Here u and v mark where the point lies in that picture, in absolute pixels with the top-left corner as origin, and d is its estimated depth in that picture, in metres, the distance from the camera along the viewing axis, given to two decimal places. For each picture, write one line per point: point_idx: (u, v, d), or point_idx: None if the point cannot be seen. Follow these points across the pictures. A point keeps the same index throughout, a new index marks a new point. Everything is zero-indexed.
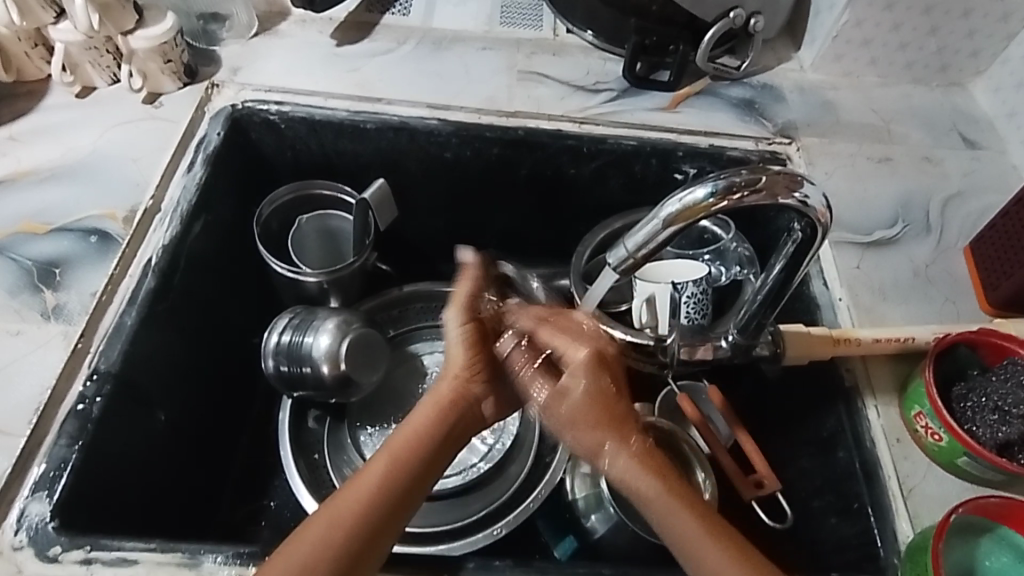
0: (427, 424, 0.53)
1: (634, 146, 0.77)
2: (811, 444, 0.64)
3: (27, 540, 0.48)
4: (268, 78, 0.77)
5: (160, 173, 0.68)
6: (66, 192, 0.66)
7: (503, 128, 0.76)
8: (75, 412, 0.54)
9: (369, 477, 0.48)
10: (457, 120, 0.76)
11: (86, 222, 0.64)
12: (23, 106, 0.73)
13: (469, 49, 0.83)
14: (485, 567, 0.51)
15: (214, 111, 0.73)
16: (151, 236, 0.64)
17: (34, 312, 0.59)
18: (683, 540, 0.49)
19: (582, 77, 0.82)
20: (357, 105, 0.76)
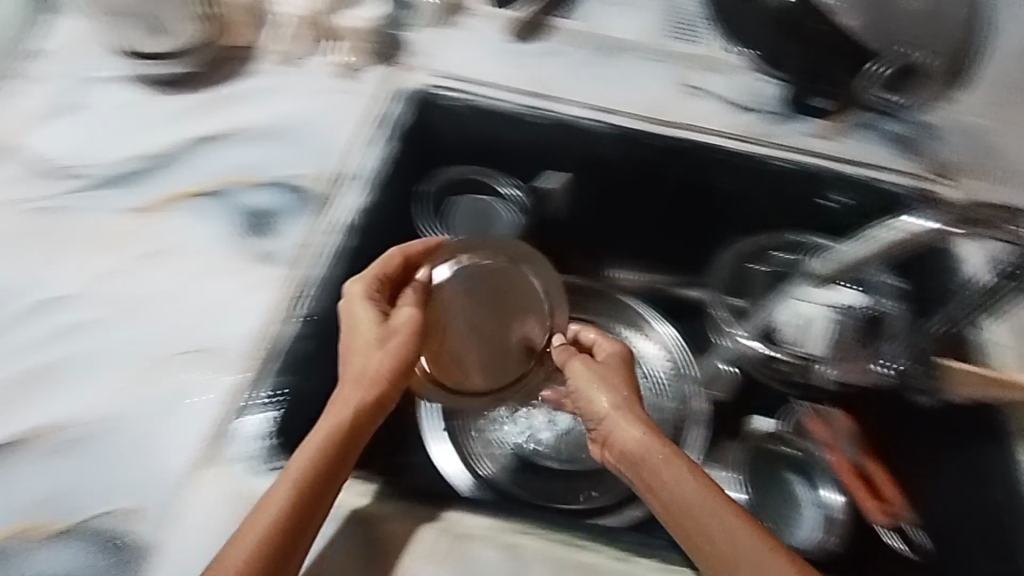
0: (319, 442, 0.52)
1: (786, 169, 0.79)
2: (956, 472, 0.65)
3: (252, 453, 0.55)
4: (450, 68, 0.82)
5: (357, 145, 0.75)
6: (272, 151, 0.73)
7: (664, 136, 0.81)
8: (285, 349, 0.60)
9: (275, 502, 0.49)
10: (618, 125, 0.81)
11: (295, 182, 0.71)
12: (235, 69, 0.79)
13: (637, 59, 0.86)
14: (648, 544, 0.56)
15: (401, 91, 0.79)
16: (348, 199, 0.71)
17: (247, 256, 0.66)
18: (694, 512, 0.49)
19: (742, 96, 0.84)
20: (530, 100, 0.81)
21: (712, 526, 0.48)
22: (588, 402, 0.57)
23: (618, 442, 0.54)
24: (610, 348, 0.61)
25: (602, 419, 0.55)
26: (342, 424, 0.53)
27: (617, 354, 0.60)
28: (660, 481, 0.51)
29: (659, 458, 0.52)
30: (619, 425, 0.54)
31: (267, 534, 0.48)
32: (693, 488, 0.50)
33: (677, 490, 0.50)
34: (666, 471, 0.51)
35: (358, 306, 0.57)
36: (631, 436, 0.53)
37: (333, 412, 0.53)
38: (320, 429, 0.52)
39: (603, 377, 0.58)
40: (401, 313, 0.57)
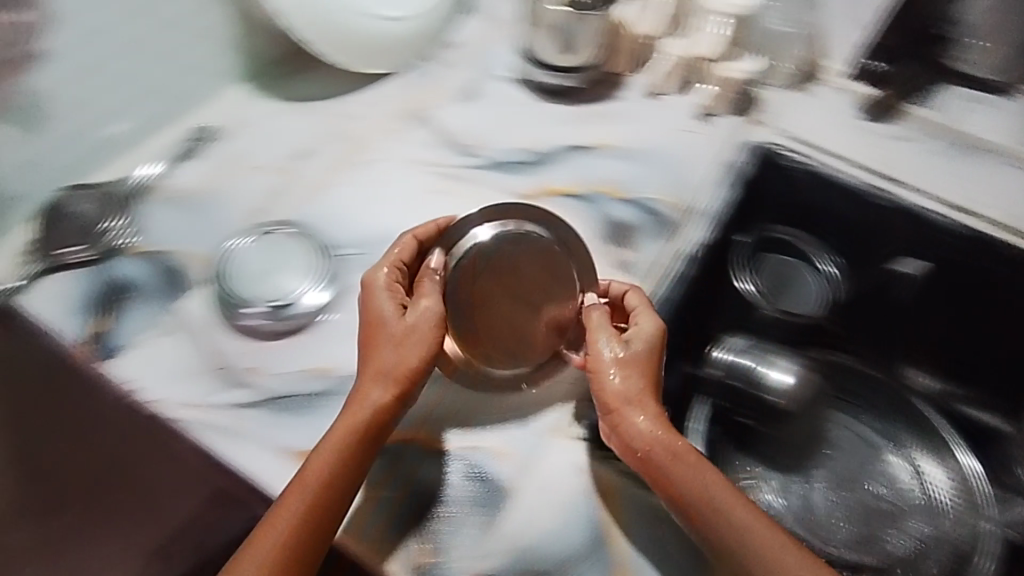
0: (348, 424, 0.57)
1: (961, 231, 0.81)
2: None
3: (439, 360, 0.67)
4: (644, 98, 0.92)
5: (555, 127, 0.88)
6: (488, 118, 0.88)
7: (838, 176, 0.86)
8: None
9: (320, 467, 0.55)
10: (772, 146, 0.89)
11: (514, 156, 0.85)
12: (472, 49, 0.95)
13: (814, 110, 0.92)
14: None
15: (603, 95, 0.91)
16: (543, 173, 0.85)
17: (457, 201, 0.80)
18: (710, 497, 0.55)
19: (931, 152, 0.87)
20: (715, 126, 0.91)
21: (738, 521, 0.54)
22: (598, 381, 0.62)
23: (631, 431, 0.59)
24: (649, 323, 0.64)
25: (612, 405, 0.61)
26: (367, 419, 0.58)
27: (641, 312, 0.65)
28: (673, 473, 0.57)
29: (684, 458, 0.57)
30: (631, 417, 0.60)
31: (303, 514, 0.53)
32: (675, 457, 0.57)
33: (700, 489, 0.56)
34: (676, 445, 0.58)
35: (384, 306, 0.62)
36: (637, 430, 0.59)
37: (353, 412, 0.57)
38: (350, 422, 0.57)
39: (626, 363, 0.62)
40: (376, 300, 0.62)
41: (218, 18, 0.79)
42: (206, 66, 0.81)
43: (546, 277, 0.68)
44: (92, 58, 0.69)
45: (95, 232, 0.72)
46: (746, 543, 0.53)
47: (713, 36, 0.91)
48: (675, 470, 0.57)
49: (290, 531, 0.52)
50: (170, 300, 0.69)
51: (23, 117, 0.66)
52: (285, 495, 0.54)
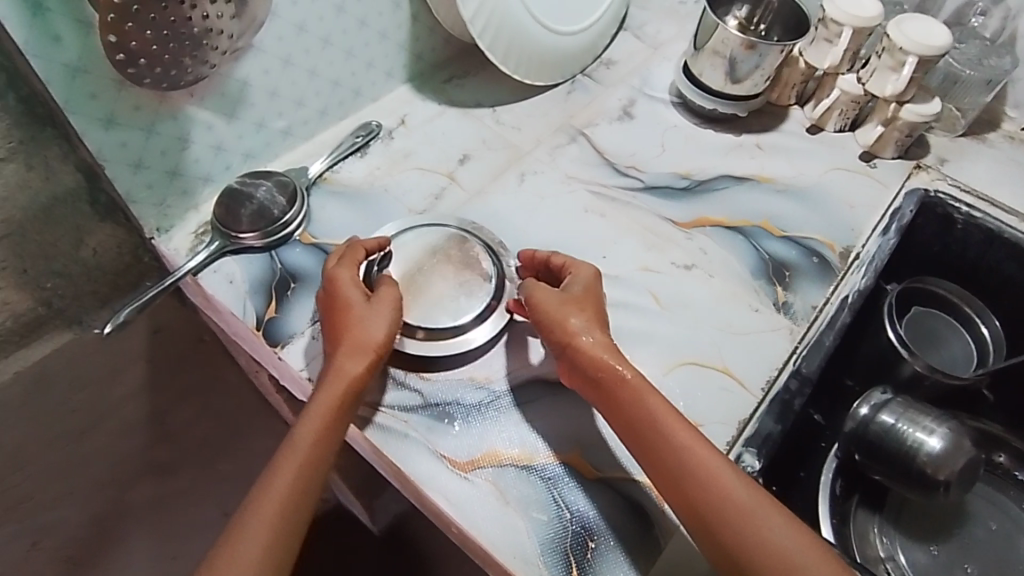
0: (331, 399, 0.56)
1: None
2: None
3: None
4: (801, 133, 0.91)
5: (719, 159, 0.87)
6: (649, 141, 0.88)
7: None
8: None
9: (307, 435, 0.55)
10: (941, 192, 0.85)
11: (669, 181, 0.84)
12: (637, 72, 0.95)
13: (980, 160, 0.89)
14: None
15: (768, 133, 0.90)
16: (708, 206, 0.83)
17: (627, 224, 0.80)
18: (707, 473, 0.54)
19: None
20: (891, 175, 0.87)
21: (730, 490, 0.53)
22: (564, 331, 0.61)
23: (603, 381, 0.59)
24: (589, 276, 0.66)
25: (575, 353, 0.60)
26: (346, 391, 0.57)
27: (587, 279, 0.65)
28: (669, 456, 0.55)
29: (676, 424, 0.56)
30: (603, 368, 0.59)
31: (298, 476, 0.53)
32: (650, 429, 0.56)
33: (678, 462, 0.55)
34: (628, 403, 0.58)
35: (581, 335, 0.61)
36: (607, 372, 0.59)
37: (333, 385, 0.57)
38: (332, 389, 0.57)
39: (592, 322, 0.62)
40: (353, 284, 0.62)
41: (402, 20, 0.81)
42: (387, 67, 0.84)
43: (554, 285, 0.69)
44: (292, 51, 0.71)
45: (270, 218, 0.72)
46: (727, 519, 0.52)
47: (896, 79, 0.83)
48: (666, 436, 0.56)
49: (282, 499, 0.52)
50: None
51: (228, 102, 0.69)
52: (281, 455, 0.54)
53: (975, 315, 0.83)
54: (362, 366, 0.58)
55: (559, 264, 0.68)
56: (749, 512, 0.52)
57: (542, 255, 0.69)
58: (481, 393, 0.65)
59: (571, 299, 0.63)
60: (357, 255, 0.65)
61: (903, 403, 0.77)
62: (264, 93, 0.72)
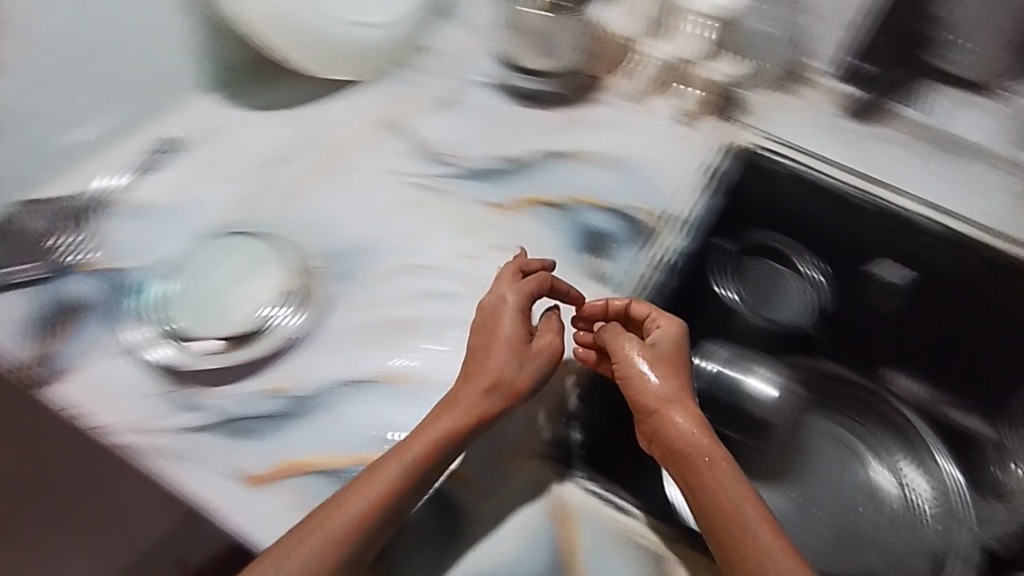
0: (418, 447, 0.56)
1: (962, 244, 0.74)
2: None
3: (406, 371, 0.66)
4: (620, 103, 0.89)
5: (535, 142, 0.85)
6: (465, 132, 0.86)
7: (831, 186, 0.79)
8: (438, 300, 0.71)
9: (378, 479, 0.54)
10: (772, 147, 0.82)
11: (487, 165, 0.83)
12: (457, 61, 0.93)
13: (807, 110, 0.85)
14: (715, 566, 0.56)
15: (591, 106, 0.89)
16: (518, 189, 0.81)
17: (431, 217, 0.78)
18: (744, 531, 0.52)
19: (936, 161, 0.80)
20: (699, 130, 0.85)
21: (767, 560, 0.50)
22: (642, 382, 0.60)
23: (672, 434, 0.57)
24: (672, 332, 0.63)
25: (660, 402, 0.59)
26: (445, 439, 0.57)
27: (668, 331, 0.63)
28: (722, 514, 0.53)
29: (731, 482, 0.54)
30: (667, 420, 0.58)
31: (349, 524, 0.52)
32: (737, 513, 0.52)
33: (738, 545, 0.51)
34: (705, 477, 0.55)
35: (670, 403, 0.59)
36: (676, 431, 0.57)
37: (422, 434, 0.57)
38: (407, 452, 0.56)
39: (665, 368, 0.61)
40: (549, 335, 0.63)
41: (184, 37, 0.83)
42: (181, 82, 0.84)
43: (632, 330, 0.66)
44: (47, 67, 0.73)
45: (37, 245, 0.72)
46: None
47: (698, 39, 0.89)
48: (705, 489, 0.54)
49: (326, 542, 0.52)
50: (118, 322, 0.67)
51: None
52: (353, 490, 0.54)
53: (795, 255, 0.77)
54: (461, 417, 0.58)
55: (626, 305, 0.65)
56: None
57: (619, 304, 0.65)
58: (278, 402, 0.64)
59: (671, 359, 0.62)
60: (517, 274, 0.66)
61: (736, 347, 0.74)
62: (25, 115, 0.73)
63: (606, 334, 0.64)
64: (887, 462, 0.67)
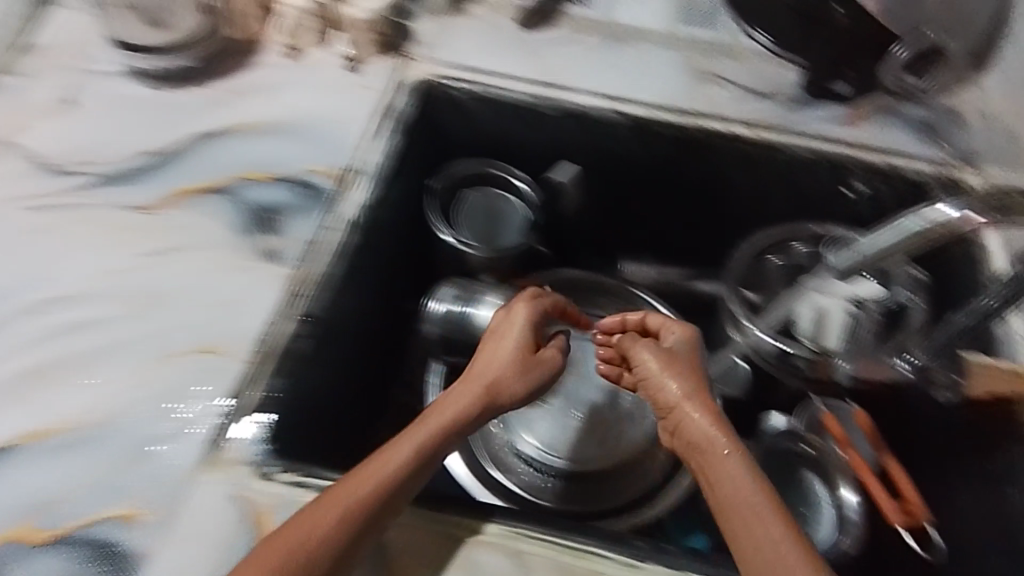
0: (412, 448, 0.53)
1: (809, 158, 0.77)
2: (974, 478, 0.65)
3: (246, 458, 0.52)
4: (442, 73, 0.78)
5: (360, 136, 0.72)
6: (268, 141, 0.70)
7: (680, 126, 0.77)
8: (288, 349, 0.57)
9: (360, 477, 0.50)
10: (636, 113, 0.77)
11: (295, 180, 0.67)
12: (239, 62, 0.75)
13: (648, 52, 0.82)
14: (659, 550, 0.53)
15: (408, 84, 0.76)
16: (352, 194, 0.67)
17: (252, 254, 0.62)
18: (738, 505, 0.51)
19: (762, 83, 0.81)
20: (540, 89, 0.78)
21: (756, 527, 0.50)
22: (657, 385, 0.61)
23: (687, 432, 0.57)
24: (679, 338, 0.64)
25: (668, 402, 0.60)
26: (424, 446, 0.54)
27: (684, 339, 0.64)
28: (724, 500, 0.52)
29: (732, 466, 0.54)
30: (688, 417, 0.58)
31: (338, 524, 0.47)
32: (744, 500, 0.52)
33: (747, 533, 0.50)
34: (718, 471, 0.54)
35: (670, 394, 0.60)
36: (698, 425, 0.57)
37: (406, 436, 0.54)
38: (413, 442, 0.53)
39: (664, 360, 0.62)
40: (528, 329, 0.63)
41: None
42: None
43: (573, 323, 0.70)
44: None
45: None
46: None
47: (508, 8, 0.83)
48: (715, 480, 0.54)
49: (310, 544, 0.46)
50: None
51: None
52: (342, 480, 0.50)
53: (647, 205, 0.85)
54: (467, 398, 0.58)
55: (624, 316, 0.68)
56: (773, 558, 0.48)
57: (636, 317, 0.67)
58: None
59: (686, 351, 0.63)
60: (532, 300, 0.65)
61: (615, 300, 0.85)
62: None
63: (624, 343, 0.66)
64: (788, 343, 0.70)
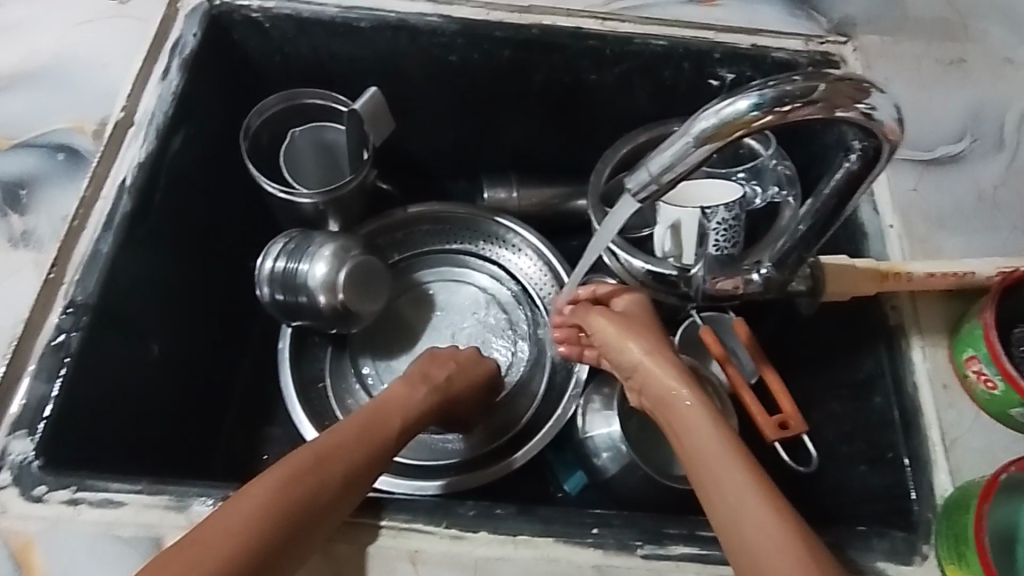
0: (337, 457, 0.48)
1: (664, 47, 0.67)
2: (844, 386, 0.60)
3: (11, 479, 0.47)
4: None
5: (132, 80, 0.61)
6: (25, 100, 0.60)
7: (516, 26, 0.67)
8: (52, 346, 0.51)
9: (266, 488, 0.44)
10: (462, 17, 0.67)
11: (50, 141, 0.58)
12: None
13: None
14: (487, 515, 0.48)
15: (189, 8, 0.65)
16: (124, 153, 0.58)
17: (1, 238, 0.54)
18: (710, 462, 0.46)
19: None
20: None
21: (730, 483, 0.44)
22: (619, 347, 0.54)
23: (653, 389, 0.51)
24: (630, 298, 0.57)
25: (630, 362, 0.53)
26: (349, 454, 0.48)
27: (637, 302, 0.57)
28: (697, 459, 0.47)
29: (699, 419, 0.48)
30: (652, 373, 0.52)
31: (233, 545, 0.41)
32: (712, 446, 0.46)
33: (717, 478, 0.45)
34: (685, 429, 0.48)
35: (635, 353, 0.53)
36: (662, 381, 0.51)
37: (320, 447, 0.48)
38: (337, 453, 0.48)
39: (632, 315, 0.56)
40: (467, 360, 0.63)
41: None
42: None
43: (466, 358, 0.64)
44: None
45: None
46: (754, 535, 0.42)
47: None
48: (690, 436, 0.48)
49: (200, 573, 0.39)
50: None
51: None
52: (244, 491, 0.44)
53: (501, 121, 0.76)
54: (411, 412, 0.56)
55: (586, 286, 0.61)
56: (750, 516, 0.42)
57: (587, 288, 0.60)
58: None
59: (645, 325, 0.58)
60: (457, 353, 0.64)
61: (474, 229, 0.77)
62: None
63: (577, 315, 0.59)
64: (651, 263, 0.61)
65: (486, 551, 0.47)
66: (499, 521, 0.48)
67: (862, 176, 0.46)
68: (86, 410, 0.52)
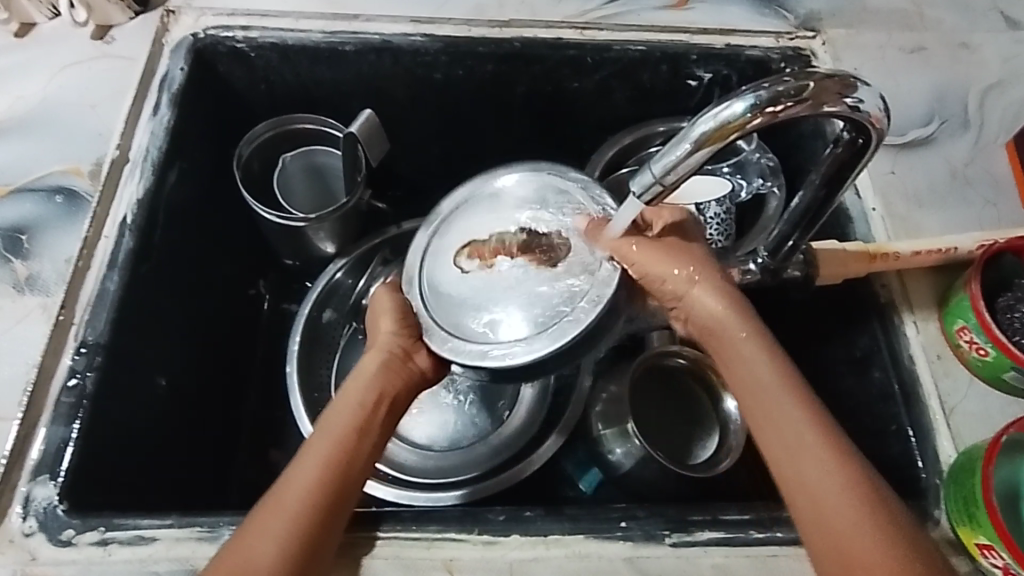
0: (309, 483, 0.46)
1: (642, 51, 0.69)
2: (842, 364, 0.62)
3: (38, 526, 0.47)
4: (213, 23, 0.66)
5: (122, 119, 0.61)
6: (15, 147, 0.60)
7: (497, 41, 0.68)
8: (68, 388, 0.51)
9: (259, 536, 0.44)
10: (445, 35, 0.68)
11: (45, 183, 0.59)
12: None
13: None
14: (516, 519, 0.49)
15: (173, 43, 0.65)
16: (121, 190, 0.58)
17: (5, 285, 0.55)
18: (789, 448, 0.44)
19: None
20: (332, 24, 0.68)
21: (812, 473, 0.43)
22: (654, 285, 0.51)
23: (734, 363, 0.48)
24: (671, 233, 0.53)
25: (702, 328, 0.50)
26: (324, 481, 0.46)
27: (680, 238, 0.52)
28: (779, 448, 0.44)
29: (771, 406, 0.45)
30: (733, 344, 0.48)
31: None
32: (759, 392, 0.46)
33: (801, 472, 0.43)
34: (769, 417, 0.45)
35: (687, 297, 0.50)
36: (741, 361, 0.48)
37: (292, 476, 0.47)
38: (307, 482, 0.46)
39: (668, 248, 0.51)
40: (395, 295, 0.56)
41: None
42: None
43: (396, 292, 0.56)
44: None
45: None
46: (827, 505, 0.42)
47: None
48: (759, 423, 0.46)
49: None
50: None
51: None
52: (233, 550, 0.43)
53: (488, 132, 0.77)
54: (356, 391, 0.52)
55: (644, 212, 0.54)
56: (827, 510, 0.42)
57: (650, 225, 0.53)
58: None
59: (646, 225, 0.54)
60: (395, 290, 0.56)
61: None
62: None
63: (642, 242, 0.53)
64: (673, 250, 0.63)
65: (519, 554, 0.48)
66: (529, 523, 0.48)
67: (851, 162, 0.48)
68: (105, 448, 0.52)
